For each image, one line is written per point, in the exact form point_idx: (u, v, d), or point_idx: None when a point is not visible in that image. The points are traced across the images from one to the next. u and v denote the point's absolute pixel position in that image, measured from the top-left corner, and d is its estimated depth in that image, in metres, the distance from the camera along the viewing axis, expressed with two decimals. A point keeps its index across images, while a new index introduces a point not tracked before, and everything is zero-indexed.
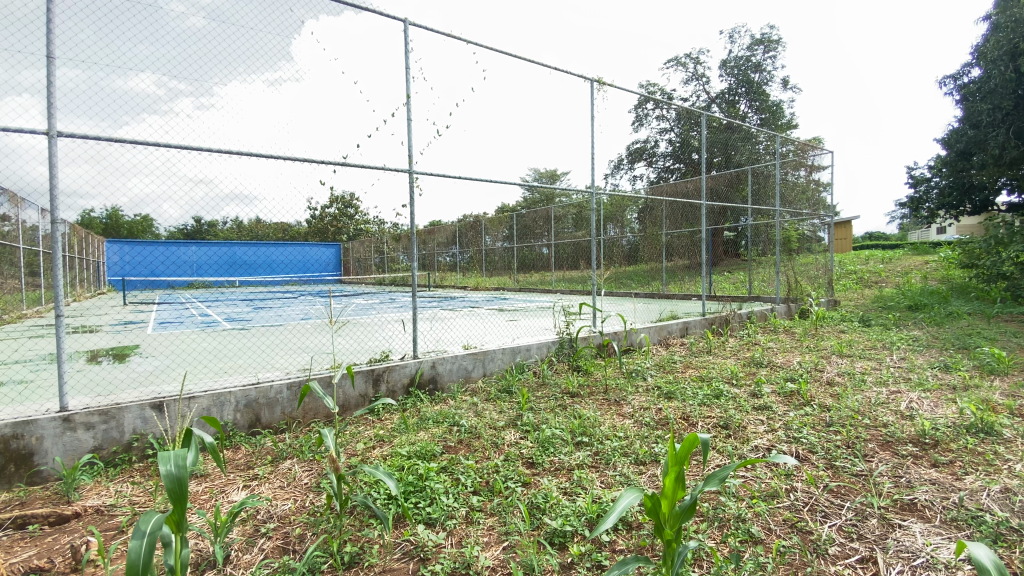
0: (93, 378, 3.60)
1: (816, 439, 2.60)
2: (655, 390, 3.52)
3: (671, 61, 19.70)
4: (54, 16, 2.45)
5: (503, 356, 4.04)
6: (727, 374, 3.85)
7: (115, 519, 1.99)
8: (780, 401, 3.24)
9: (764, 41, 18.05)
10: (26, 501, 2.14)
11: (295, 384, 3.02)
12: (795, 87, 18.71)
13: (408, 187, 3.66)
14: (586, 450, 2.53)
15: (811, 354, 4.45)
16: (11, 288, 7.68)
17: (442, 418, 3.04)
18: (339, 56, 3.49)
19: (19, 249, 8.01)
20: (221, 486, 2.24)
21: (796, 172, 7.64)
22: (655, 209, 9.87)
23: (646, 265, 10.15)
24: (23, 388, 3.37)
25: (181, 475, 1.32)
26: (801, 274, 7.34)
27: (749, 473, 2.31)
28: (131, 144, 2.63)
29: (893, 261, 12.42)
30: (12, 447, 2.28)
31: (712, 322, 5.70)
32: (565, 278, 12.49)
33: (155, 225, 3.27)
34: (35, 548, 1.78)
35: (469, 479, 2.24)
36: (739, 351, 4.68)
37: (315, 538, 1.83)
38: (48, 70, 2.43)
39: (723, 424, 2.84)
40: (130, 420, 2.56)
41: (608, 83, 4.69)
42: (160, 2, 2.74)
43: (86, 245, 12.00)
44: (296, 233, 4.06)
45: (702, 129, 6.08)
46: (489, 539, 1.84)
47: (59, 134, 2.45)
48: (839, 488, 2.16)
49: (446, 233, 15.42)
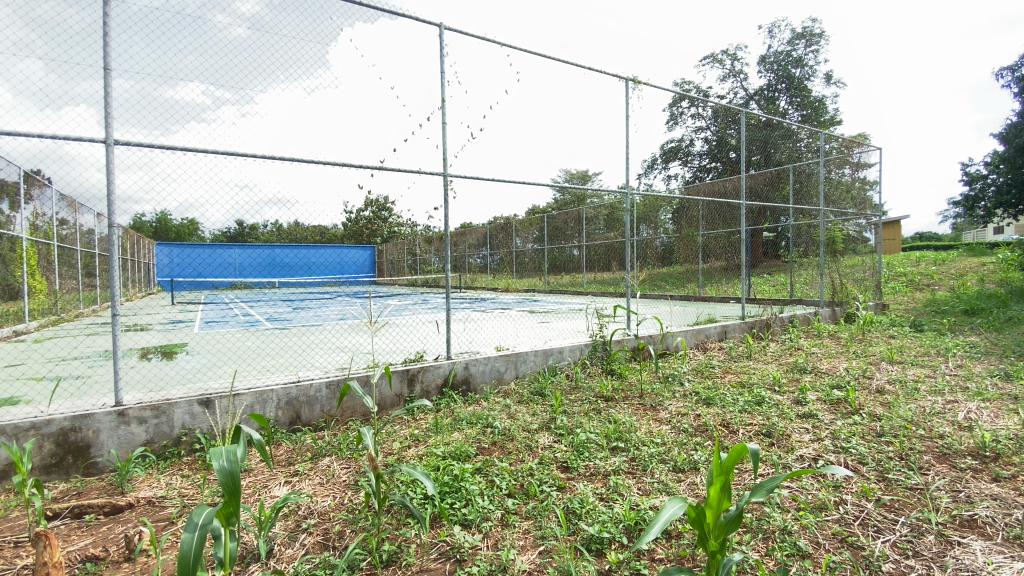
0: (144, 375, 3.79)
1: (866, 450, 2.48)
2: (692, 395, 3.42)
3: (707, 58, 19.36)
4: (109, 31, 2.58)
5: (535, 358, 4.02)
6: (770, 380, 3.71)
7: (165, 511, 2.07)
8: (826, 409, 3.11)
9: (806, 34, 17.52)
10: (83, 491, 2.26)
11: (334, 383, 3.08)
12: (838, 82, 18.05)
13: (442, 190, 3.70)
14: (621, 456, 2.49)
15: (858, 360, 4.25)
16: (69, 288, 8.14)
17: (476, 419, 3.05)
18: (376, 62, 3.57)
19: (77, 252, 8.50)
20: (263, 481, 2.31)
21: (841, 170, 7.31)
22: (691, 209, 9.68)
23: (682, 267, 9.95)
24: (80, 384, 3.57)
25: (233, 471, 1.36)
26: (847, 276, 7.02)
27: (795, 483, 2.22)
28: (181, 151, 2.75)
29: (949, 262, 11.74)
30: (70, 439, 2.41)
31: (752, 326, 5.53)
32: (597, 280, 12.30)
33: (200, 229, 3.40)
34: (91, 537, 1.88)
35: (503, 482, 2.23)
36: (781, 357, 4.51)
37: (354, 535, 1.86)
38: (104, 82, 2.56)
39: (765, 433, 2.74)
40: (179, 415, 2.67)
41: (643, 82, 4.61)
42: (205, 14, 2.84)
43: (138, 247, 12.64)
44: (333, 235, 4.16)
45: (741, 126, 5.90)
46: (525, 543, 1.82)
47: (116, 142, 2.58)
48: (892, 502, 2.04)
49: (478, 235, 15.59)
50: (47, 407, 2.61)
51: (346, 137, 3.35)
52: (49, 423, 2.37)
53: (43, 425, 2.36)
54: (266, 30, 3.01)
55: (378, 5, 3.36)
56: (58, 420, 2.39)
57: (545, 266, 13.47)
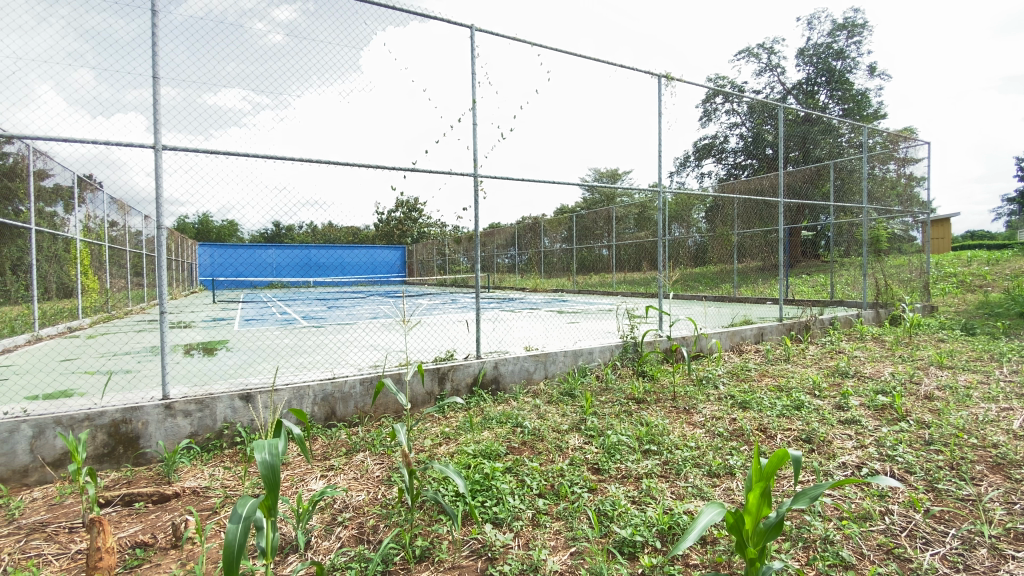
0: (188, 370, 3.95)
1: (914, 459, 2.37)
2: (728, 399, 3.34)
3: (743, 52, 18.89)
4: (158, 41, 2.70)
5: (565, 358, 4.00)
6: (809, 385, 3.58)
7: (209, 501, 2.16)
8: (870, 415, 2.99)
9: (848, 25, 16.86)
10: (133, 480, 2.38)
11: (367, 380, 3.15)
12: (882, 74, 17.31)
13: (472, 191, 3.73)
14: (654, 459, 2.45)
15: (905, 365, 4.07)
16: (118, 287, 8.57)
17: (506, 418, 3.06)
18: (409, 65, 3.63)
19: (126, 252, 8.93)
20: (301, 475, 2.38)
21: (885, 166, 7.04)
22: (725, 207, 9.48)
23: (716, 266, 9.75)
24: (130, 378, 3.76)
25: (274, 464, 1.40)
26: (892, 276, 6.72)
27: (837, 492, 2.14)
28: (223, 155, 2.86)
29: (1006, 262, 11.07)
30: (122, 430, 2.54)
31: (790, 328, 5.36)
32: (626, 280, 12.13)
33: (240, 230, 3.52)
34: (140, 524, 1.97)
35: (534, 481, 2.23)
36: (822, 360, 4.35)
37: (387, 530, 1.89)
38: (153, 90, 2.69)
39: (804, 438, 2.66)
40: (221, 409, 2.77)
41: (676, 78, 4.53)
42: (246, 23, 2.95)
43: (182, 248, 13.20)
44: (365, 236, 4.24)
45: (778, 122, 5.72)
46: (556, 543, 1.82)
47: (164, 147, 2.71)
48: (942, 514, 1.95)
49: (507, 235, 15.69)
50: (101, 400, 2.76)
51: (380, 140, 3.42)
52: (102, 414, 2.50)
53: (96, 417, 2.49)
54: (302, 36, 3.10)
55: (410, 9, 3.41)
56: (110, 412, 2.52)
57: (573, 266, 13.39)
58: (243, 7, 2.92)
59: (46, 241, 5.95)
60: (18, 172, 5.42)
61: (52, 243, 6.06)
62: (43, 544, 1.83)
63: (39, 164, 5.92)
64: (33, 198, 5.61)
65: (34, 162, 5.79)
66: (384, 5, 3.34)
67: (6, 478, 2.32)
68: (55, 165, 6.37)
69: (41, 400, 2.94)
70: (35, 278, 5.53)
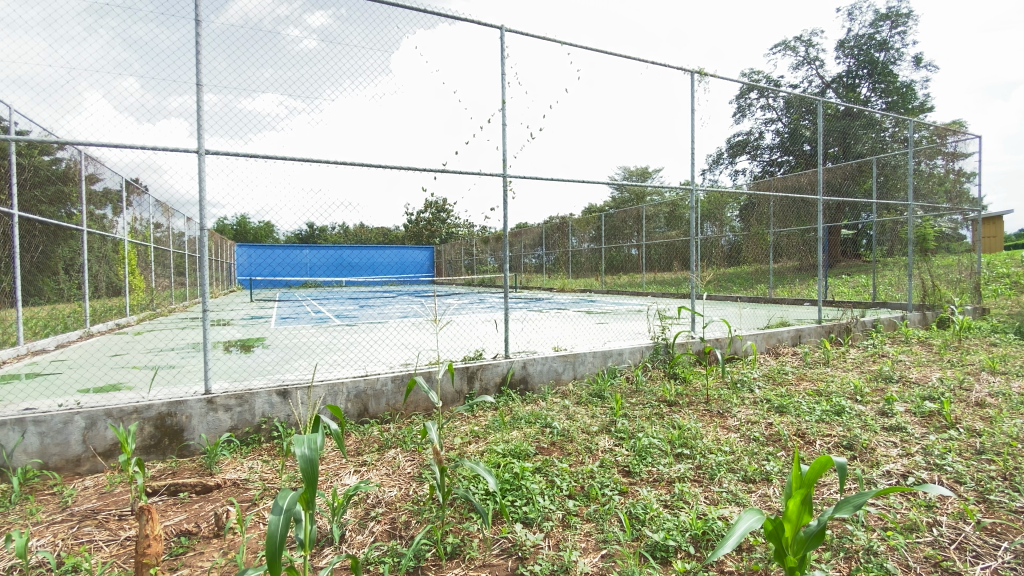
0: (227, 366, 4.10)
1: (964, 468, 2.25)
2: (764, 403, 3.25)
3: (779, 46, 18.34)
4: (200, 49, 2.81)
5: (594, 359, 3.97)
6: (850, 390, 3.44)
7: (248, 493, 2.23)
8: (916, 422, 2.86)
9: (891, 15, 16.16)
10: (178, 471, 2.49)
11: (399, 378, 3.20)
12: (929, 65, 16.51)
13: (501, 191, 3.74)
14: (686, 463, 2.41)
15: (954, 370, 3.87)
16: (161, 286, 8.93)
17: (534, 419, 3.06)
18: (440, 68, 3.67)
19: (169, 253, 9.31)
20: (335, 470, 2.45)
21: (933, 161, 6.73)
22: (761, 206, 9.23)
23: (750, 266, 9.49)
24: (175, 373, 3.93)
25: (313, 458, 1.44)
26: (940, 277, 6.39)
27: (881, 501, 2.05)
28: (262, 159, 2.96)
29: None
30: (167, 422, 2.65)
31: (829, 331, 5.17)
32: (656, 280, 11.94)
33: (276, 231, 3.63)
34: (185, 513, 2.06)
35: (564, 483, 2.21)
36: (864, 364, 4.18)
37: (419, 526, 1.92)
38: (197, 97, 2.80)
39: (845, 445, 2.56)
40: (259, 404, 2.86)
41: (710, 74, 4.42)
42: (281, 30, 3.04)
43: (221, 249, 13.69)
44: (395, 236, 4.30)
45: (817, 116, 5.51)
46: (587, 545, 1.81)
47: (207, 152, 2.82)
48: (994, 527, 1.85)
49: (534, 235, 15.70)
50: (147, 393, 2.89)
51: (411, 142, 3.47)
52: (149, 408, 2.62)
53: (144, 410, 2.61)
54: (335, 41, 3.17)
55: (441, 12, 3.45)
56: (156, 405, 2.64)
57: (602, 266, 13.28)
58: (278, 15, 3.01)
59: (96, 243, 6.27)
60: (71, 176, 5.72)
61: (101, 244, 6.38)
62: (94, 530, 1.93)
63: (91, 169, 6.25)
64: (84, 201, 5.91)
65: (86, 167, 6.10)
66: (414, 8, 3.38)
67: (61, 467, 2.46)
68: (105, 170, 6.70)
69: (93, 393, 3.11)
70: (86, 277, 5.85)
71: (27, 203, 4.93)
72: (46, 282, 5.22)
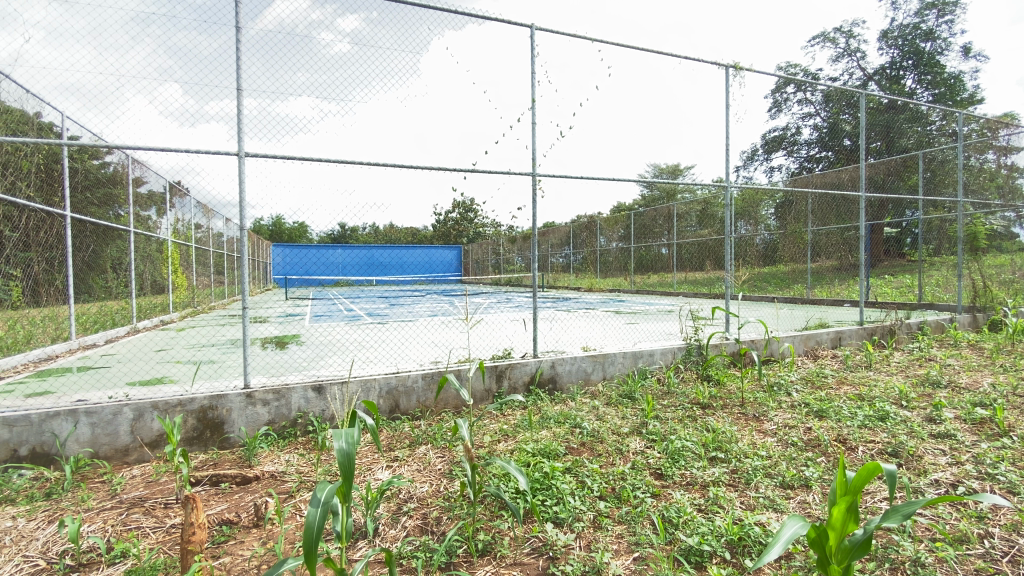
0: (265, 362, 4.24)
1: (1018, 478, 2.13)
2: (802, 407, 3.15)
3: (817, 37, 17.75)
4: (240, 55, 2.91)
5: (624, 360, 3.93)
6: (895, 395, 3.30)
7: (286, 485, 2.30)
8: (967, 430, 2.72)
9: (937, 3, 15.43)
10: (219, 462, 2.59)
11: (430, 375, 3.25)
12: (980, 54, 15.70)
13: (530, 190, 3.73)
14: (721, 467, 2.36)
15: (1008, 375, 3.67)
16: (202, 284, 9.28)
17: (564, 419, 3.05)
18: (470, 68, 3.70)
19: (209, 252, 9.66)
20: (368, 464, 2.50)
21: (983, 155, 6.39)
22: (798, 203, 8.96)
23: (786, 266, 9.23)
24: (216, 368, 4.09)
25: (350, 452, 1.47)
26: (992, 277, 6.06)
27: (929, 511, 1.96)
28: (300, 160, 3.04)
29: None
30: (209, 415, 2.76)
31: (872, 333, 4.97)
32: (687, 280, 11.72)
33: (310, 231, 3.73)
34: (226, 503, 2.14)
35: (595, 484, 2.20)
36: (909, 368, 4.00)
37: (451, 522, 1.94)
38: (238, 101, 2.90)
39: (890, 451, 2.46)
40: (296, 399, 2.95)
41: (745, 67, 4.31)
42: (315, 34, 3.11)
43: (258, 249, 14.15)
44: (424, 235, 4.35)
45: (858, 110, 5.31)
46: (619, 547, 1.79)
47: (248, 155, 2.92)
48: None
49: (562, 234, 15.65)
50: (190, 387, 3.01)
51: (441, 143, 3.51)
52: (192, 401, 2.73)
53: (188, 403, 2.72)
54: (366, 44, 3.23)
55: (469, 12, 3.47)
56: (199, 399, 2.75)
57: (631, 265, 13.13)
58: (311, 19, 3.09)
59: (142, 243, 6.57)
60: (119, 179, 6.00)
61: (146, 244, 6.68)
62: (142, 517, 2.02)
63: (136, 172, 6.54)
64: (131, 203, 6.20)
65: (132, 170, 6.39)
66: (445, 9, 3.40)
67: (111, 456, 2.60)
68: (150, 173, 7.00)
69: (141, 386, 3.27)
70: (132, 276, 6.13)
71: (78, 204, 5.20)
72: (96, 281, 5.50)
